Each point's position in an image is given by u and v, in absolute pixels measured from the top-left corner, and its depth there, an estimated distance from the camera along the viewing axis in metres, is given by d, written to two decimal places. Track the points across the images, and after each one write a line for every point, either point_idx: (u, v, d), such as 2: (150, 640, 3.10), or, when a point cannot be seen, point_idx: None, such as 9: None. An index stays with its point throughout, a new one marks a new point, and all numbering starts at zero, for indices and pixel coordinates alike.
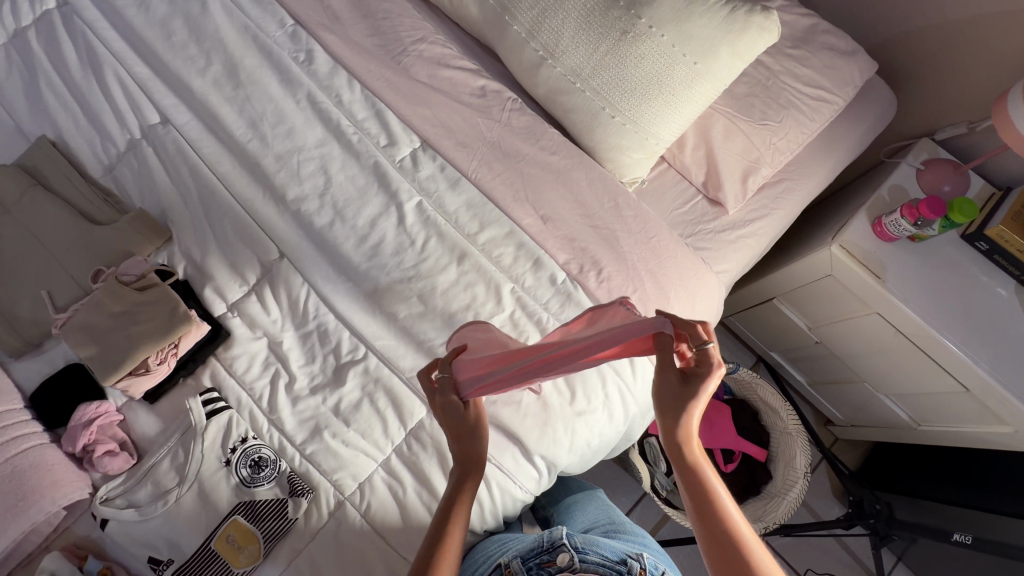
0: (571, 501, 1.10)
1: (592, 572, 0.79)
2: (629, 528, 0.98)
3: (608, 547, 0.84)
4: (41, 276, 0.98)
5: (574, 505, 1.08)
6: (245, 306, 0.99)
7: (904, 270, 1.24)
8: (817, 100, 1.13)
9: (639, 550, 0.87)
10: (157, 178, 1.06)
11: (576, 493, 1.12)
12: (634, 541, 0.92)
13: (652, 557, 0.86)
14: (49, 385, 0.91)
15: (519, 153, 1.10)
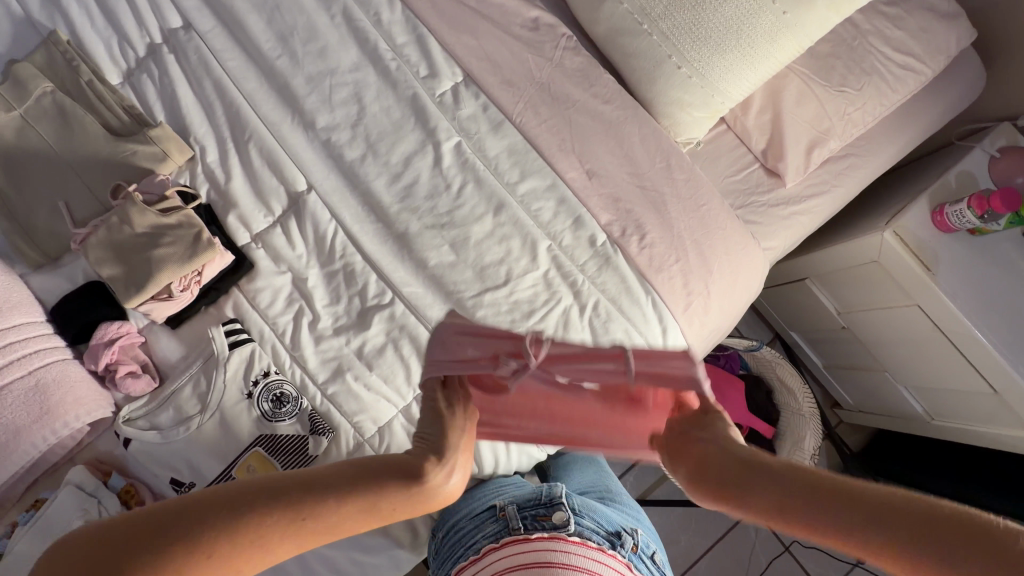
0: (571, 460, 1.07)
1: (585, 536, 0.74)
2: (621, 497, 0.94)
3: (604, 516, 0.80)
4: (58, 186, 0.93)
5: (573, 466, 1.05)
6: (270, 238, 0.94)
7: (957, 264, 1.17)
8: (905, 68, 1.02)
9: (633, 525, 0.83)
10: (178, 90, 0.99)
11: (573, 455, 1.08)
12: (628, 514, 0.89)
13: (646, 535, 0.83)
14: (70, 300, 0.89)
15: (570, 99, 1.01)
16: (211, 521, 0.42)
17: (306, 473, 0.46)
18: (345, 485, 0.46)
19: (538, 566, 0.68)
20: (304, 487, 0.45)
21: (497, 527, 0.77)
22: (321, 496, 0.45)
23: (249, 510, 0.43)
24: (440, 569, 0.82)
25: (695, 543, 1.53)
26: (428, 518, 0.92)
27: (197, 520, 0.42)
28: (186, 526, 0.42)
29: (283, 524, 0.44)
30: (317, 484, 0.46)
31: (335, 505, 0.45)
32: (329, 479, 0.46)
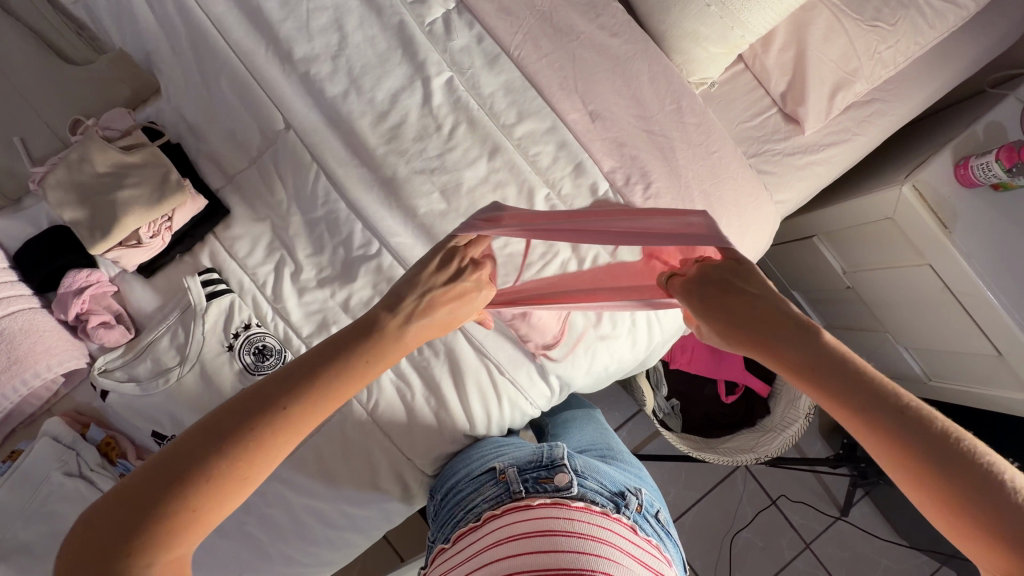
0: (570, 418, 1.06)
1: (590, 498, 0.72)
2: (622, 455, 0.93)
3: (608, 477, 0.78)
4: (11, 119, 0.85)
5: (571, 426, 1.03)
6: (246, 182, 0.88)
7: (976, 221, 1.11)
8: (946, 1, 0.91)
9: (636, 485, 0.82)
10: (138, 12, 0.89)
11: (573, 414, 1.07)
12: (631, 471, 0.88)
13: (649, 494, 0.81)
14: (34, 245, 0.83)
15: (573, 30, 0.92)
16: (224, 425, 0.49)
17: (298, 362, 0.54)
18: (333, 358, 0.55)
19: (539, 532, 0.64)
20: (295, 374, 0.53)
21: (497, 490, 0.75)
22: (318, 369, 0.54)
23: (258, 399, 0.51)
24: (439, 534, 0.80)
25: (684, 496, 1.56)
26: (419, 473, 0.91)
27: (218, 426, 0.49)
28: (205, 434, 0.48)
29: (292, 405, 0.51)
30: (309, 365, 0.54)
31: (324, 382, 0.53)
32: (318, 362, 0.54)
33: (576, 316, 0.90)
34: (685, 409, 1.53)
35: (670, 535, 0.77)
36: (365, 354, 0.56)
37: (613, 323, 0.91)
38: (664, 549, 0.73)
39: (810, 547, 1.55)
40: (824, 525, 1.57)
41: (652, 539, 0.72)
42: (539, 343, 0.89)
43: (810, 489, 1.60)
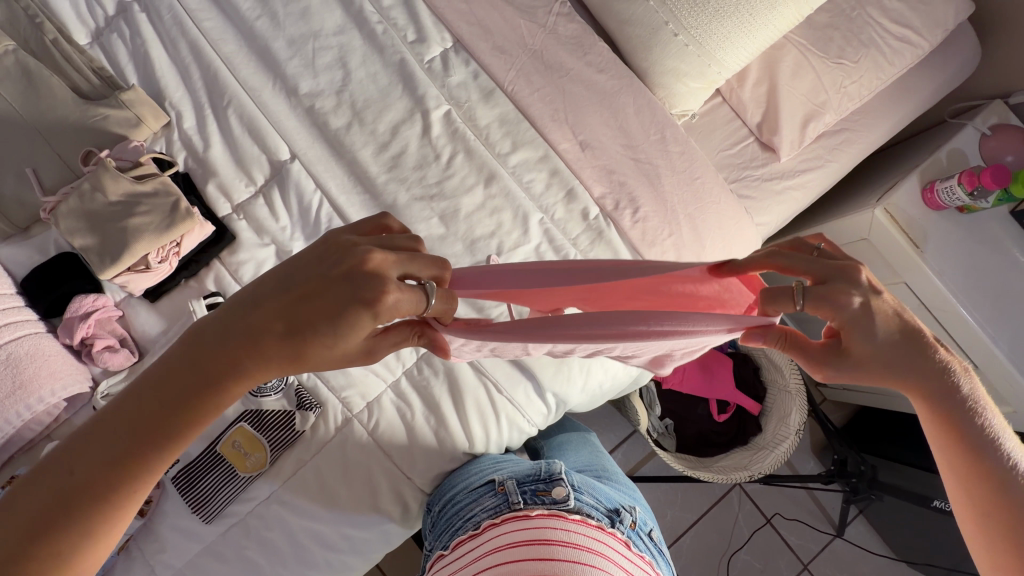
0: (565, 441, 1.07)
1: (586, 512, 0.73)
2: (614, 475, 0.94)
3: (603, 493, 0.80)
4: (23, 152, 0.88)
5: (567, 448, 1.04)
6: (252, 209, 0.91)
7: (944, 241, 1.18)
8: (902, 41, 1.00)
9: (631, 502, 0.83)
10: (152, 51, 0.94)
11: (569, 437, 1.09)
12: (624, 489, 0.89)
13: (642, 511, 0.83)
14: (42, 270, 0.85)
15: (562, 67, 0.98)
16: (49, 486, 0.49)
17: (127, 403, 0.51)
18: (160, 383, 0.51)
19: (538, 541, 0.66)
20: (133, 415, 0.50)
21: (497, 501, 0.76)
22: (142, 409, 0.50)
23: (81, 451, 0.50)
24: (437, 543, 0.81)
25: (681, 518, 1.56)
26: (419, 493, 0.92)
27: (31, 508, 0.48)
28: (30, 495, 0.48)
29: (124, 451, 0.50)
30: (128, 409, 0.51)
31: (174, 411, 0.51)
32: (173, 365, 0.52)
33: None
34: (679, 429, 1.55)
35: (663, 553, 0.79)
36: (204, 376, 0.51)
37: None
38: (657, 565, 0.75)
39: (808, 567, 1.56)
40: (820, 544, 1.58)
41: (645, 556, 0.74)
42: (536, 361, 0.92)
43: (805, 507, 1.61)
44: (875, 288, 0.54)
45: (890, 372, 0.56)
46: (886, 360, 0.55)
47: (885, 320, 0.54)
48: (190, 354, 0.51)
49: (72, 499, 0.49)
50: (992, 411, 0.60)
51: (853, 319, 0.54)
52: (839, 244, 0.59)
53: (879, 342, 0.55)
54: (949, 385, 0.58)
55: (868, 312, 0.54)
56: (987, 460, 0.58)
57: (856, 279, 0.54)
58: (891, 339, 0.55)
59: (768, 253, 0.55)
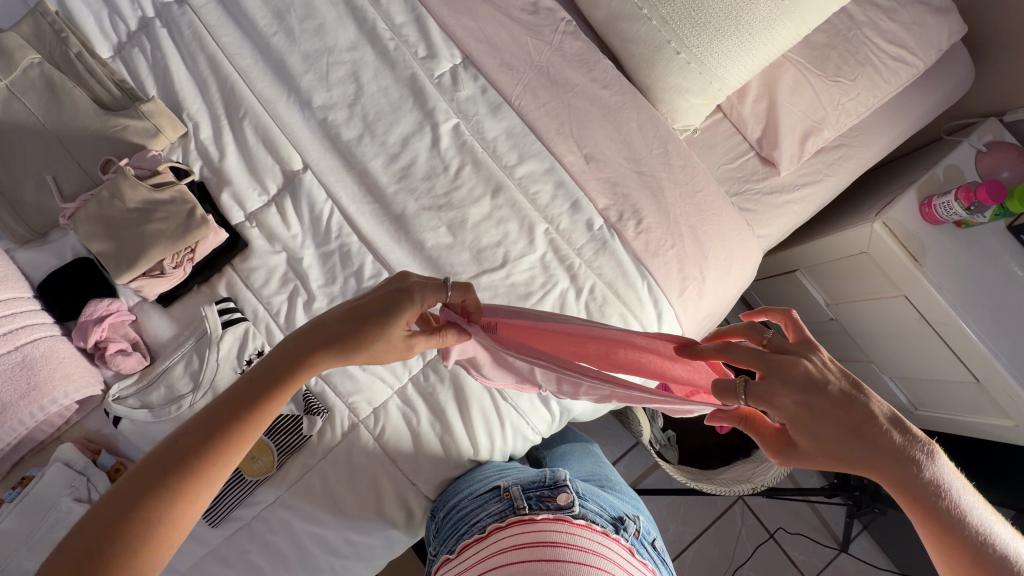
0: (568, 451, 1.08)
1: (591, 519, 0.74)
2: (618, 485, 0.95)
3: (607, 501, 0.80)
4: (45, 161, 0.91)
5: (571, 460, 1.04)
6: (265, 217, 0.93)
7: (943, 255, 1.20)
8: (897, 61, 1.03)
9: (635, 512, 0.83)
10: (171, 64, 0.97)
11: (573, 448, 1.08)
12: (627, 499, 0.89)
13: (646, 521, 0.83)
14: (59, 275, 0.87)
15: (567, 83, 1.01)
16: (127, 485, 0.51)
17: (200, 414, 0.55)
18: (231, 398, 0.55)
19: (543, 544, 0.67)
20: (206, 424, 0.54)
21: (502, 506, 0.77)
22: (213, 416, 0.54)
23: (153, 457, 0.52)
24: (441, 548, 0.81)
25: (683, 532, 1.55)
26: (423, 500, 0.92)
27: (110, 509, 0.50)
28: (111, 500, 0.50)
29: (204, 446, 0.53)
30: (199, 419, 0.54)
31: (246, 414, 0.54)
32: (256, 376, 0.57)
33: None
34: (680, 441, 1.56)
35: (666, 562, 0.79)
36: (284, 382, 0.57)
37: None
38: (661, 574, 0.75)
39: None
40: (824, 560, 1.56)
41: (649, 564, 0.74)
42: None
43: (808, 522, 1.60)
44: (816, 381, 0.56)
45: (841, 460, 0.56)
46: (832, 449, 0.56)
47: (824, 414, 0.56)
48: (279, 355, 0.57)
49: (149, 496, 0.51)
50: (965, 489, 0.56)
51: (793, 415, 0.57)
52: (801, 323, 0.63)
53: (817, 437, 0.57)
54: (915, 476, 0.55)
55: (804, 413, 0.56)
56: (976, 551, 0.53)
57: (795, 378, 0.56)
58: (836, 429, 0.56)
59: (724, 347, 0.60)
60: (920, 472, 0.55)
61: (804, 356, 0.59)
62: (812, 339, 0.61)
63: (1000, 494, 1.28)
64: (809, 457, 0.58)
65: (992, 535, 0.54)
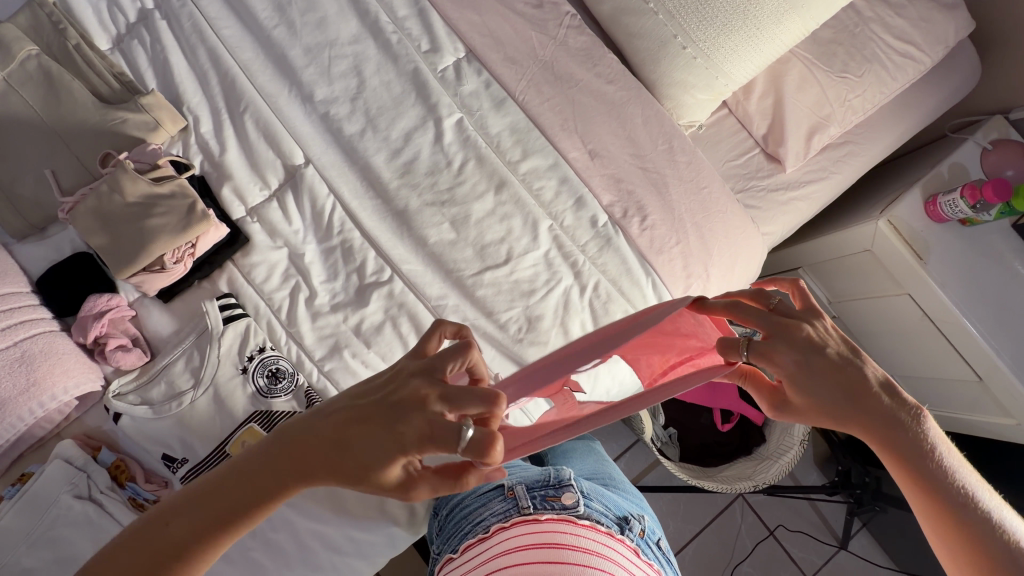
0: (570, 449, 1.08)
1: (595, 520, 0.73)
2: (622, 484, 0.94)
3: (612, 500, 0.79)
4: (43, 154, 0.89)
5: (574, 458, 1.04)
6: (266, 212, 0.92)
7: (947, 253, 1.19)
8: (904, 57, 1.03)
9: (639, 511, 0.82)
10: (171, 57, 0.95)
11: (575, 446, 1.08)
12: (631, 498, 0.89)
13: (650, 521, 0.82)
14: (57, 270, 0.86)
15: (571, 78, 1.00)
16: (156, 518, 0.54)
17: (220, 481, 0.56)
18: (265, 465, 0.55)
19: (547, 545, 0.67)
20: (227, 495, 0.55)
21: (506, 506, 0.75)
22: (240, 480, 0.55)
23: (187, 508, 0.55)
24: (445, 546, 0.81)
25: (684, 529, 1.55)
26: (425, 497, 0.92)
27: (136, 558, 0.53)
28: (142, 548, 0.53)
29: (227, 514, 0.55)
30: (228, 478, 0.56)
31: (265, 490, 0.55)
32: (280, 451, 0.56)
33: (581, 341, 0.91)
34: (682, 438, 1.56)
35: (671, 562, 0.78)
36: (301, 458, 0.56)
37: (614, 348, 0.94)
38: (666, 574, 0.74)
39: None
40: (824, 557, 1.57)
41: (654, 565, 0.74)
42: None
43: (809, 519, 1.60)
44: (816, 345, 0.58)
45: (830, 415, 0.58)
46: (822, 404, 0.57)
47: (821, 371, 0.57)
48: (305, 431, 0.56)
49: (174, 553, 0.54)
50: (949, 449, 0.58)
51: (790, 373, 0.58)
52: (809, 291, 0.63)
53: (816, 392, 0.57)
54: (901, 432, 0.57)
55: (802, 372, 0.57)
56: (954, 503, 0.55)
57: (796, 339, 0.57)
58: (827, 385, 0.57)
59: (734, 305, 0.60)
60: (907, 430, 0.57)
61: (806, 321, 0.59)
62: (818, 306, 0.61)
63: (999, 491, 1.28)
64: (806, 414, 0.59)
65: (978, 499, 0.56)
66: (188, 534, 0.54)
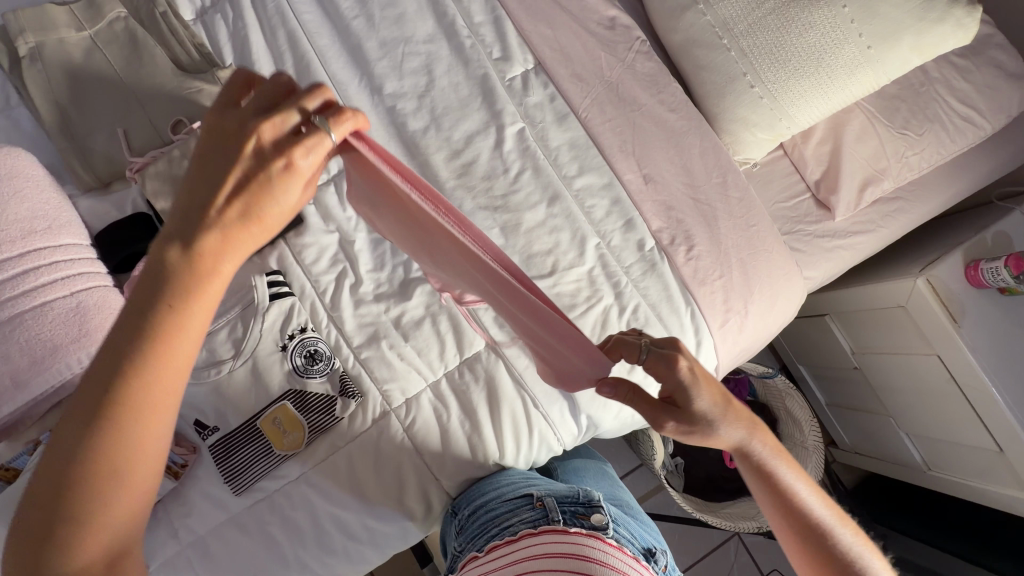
0: (582, 466, 1.08)
1: (622, 544, 0.73)
2: (636, 511, 0.95)
3: (636, 531, 0.80)
4: (118, 113, 0.91)
5: (589, 478, 1.04)
6: (323, 196, 0.95)
7: (983, 319, 1.19)
8: (966, 121, 1.03)
9: (661, 546, 0.83)
10: (250, 34, 0.97)
11: (590, 465, 1.09)
12: (650, 530, 0.90)
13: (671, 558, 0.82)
14: (118, 227, 0.88)
15: (635, 101, 1.01)
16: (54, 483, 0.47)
17: (112, 333, 0.48)
18: (127, 335, 0.47)
19: (577, 557, 0.66)
20: (113, 350, 0.47)
21: (536, 514, 0.76)
22: (107, 373, 0.46)
23: (89, 431, 0.46)
24: (468, 544, 0.81)
25: (678, 559, 1.54)
26: (443, 495, 0.92)
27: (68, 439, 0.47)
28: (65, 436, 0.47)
29: (129, 377, 0.47)
30: (83, 404, 0.47)
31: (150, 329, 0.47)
32: (137, 299, 0.47)
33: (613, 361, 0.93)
34: (687, 469, 1.56)
35: None
36: (169, 298, 0.47)
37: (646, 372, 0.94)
38: None
39: None
40: None
41: None
42: None
43: None
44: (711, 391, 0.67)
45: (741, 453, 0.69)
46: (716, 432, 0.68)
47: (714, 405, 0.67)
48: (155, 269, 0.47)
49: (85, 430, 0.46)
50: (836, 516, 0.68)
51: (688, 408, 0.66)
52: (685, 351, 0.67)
53: (790, 488, 0.68)
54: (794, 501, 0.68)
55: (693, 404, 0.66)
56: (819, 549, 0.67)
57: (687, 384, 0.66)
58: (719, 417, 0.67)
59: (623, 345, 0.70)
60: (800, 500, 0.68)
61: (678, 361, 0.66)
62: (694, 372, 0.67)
63: (995, 563, 1.29)
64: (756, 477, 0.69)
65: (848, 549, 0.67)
66: (110, 387, 0.46)
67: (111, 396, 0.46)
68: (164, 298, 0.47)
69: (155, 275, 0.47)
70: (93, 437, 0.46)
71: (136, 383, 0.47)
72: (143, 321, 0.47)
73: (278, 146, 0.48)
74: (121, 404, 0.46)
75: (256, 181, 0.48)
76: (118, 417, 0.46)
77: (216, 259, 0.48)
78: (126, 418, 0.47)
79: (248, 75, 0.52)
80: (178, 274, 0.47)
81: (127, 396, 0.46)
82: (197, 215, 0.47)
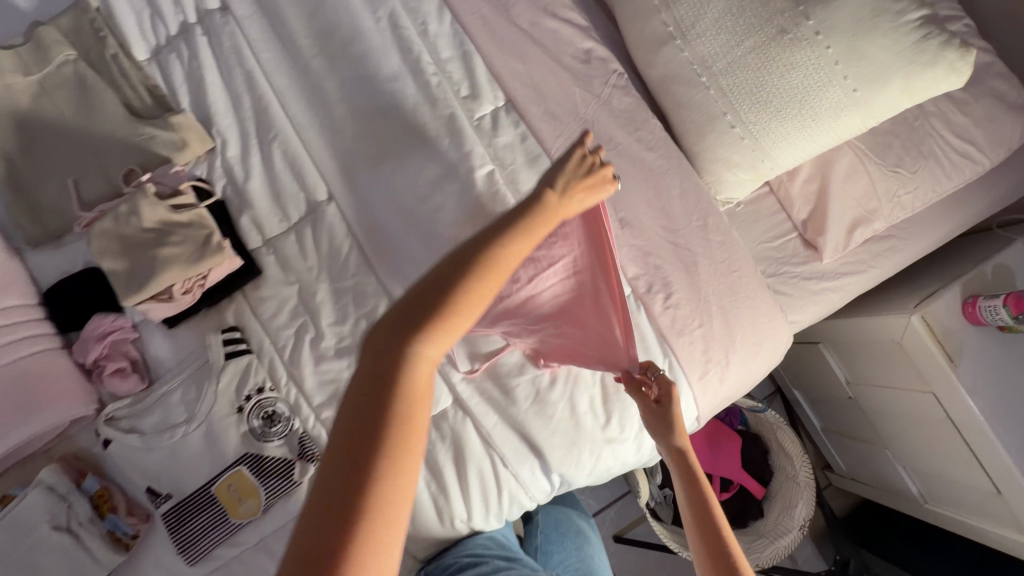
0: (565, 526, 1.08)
1: None
2: None
3: None
4: (68, 163, 0.88)
5: (568, 545, 1.05)
6: (283, 246, 0.91)
7: (981, 359, 1.14)
8: (963, 157, 0.97)
9: None
10: (206, 75, 0.93)
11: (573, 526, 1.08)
12: None
13: None
14: (66, 285, 0.84)
15: (611, 140, 0.96)
16: (314, 518, 0.45)
17: (338, 420, 0.48)
18: (342, 456, 0.46)
19: None
20: (359, 441, 0.46)
21: None
22: (353, 463, 0.46)
23: (332, 543, 0.43)
24: None
25: None
26: (409, 557, 0.89)
27: (299, 534, 0.45)
28: (302, 537, 0.44)
29: (362, 469, 0.45)
30: (361, 398, 0.48)
31: (363, 430, 0.46)
32: (358, 398, 0.48)
33: (586, 417, 0.89)
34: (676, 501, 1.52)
35: None
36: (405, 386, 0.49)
37: (621, 428, 0.90)
38: None
39: None
40: None
41: None
42: (545, 439, 0.88)
43: None
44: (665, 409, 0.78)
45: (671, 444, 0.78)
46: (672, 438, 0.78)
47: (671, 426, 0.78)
48: (373, 362, 0.49)
49: (312, 560, 0.43)
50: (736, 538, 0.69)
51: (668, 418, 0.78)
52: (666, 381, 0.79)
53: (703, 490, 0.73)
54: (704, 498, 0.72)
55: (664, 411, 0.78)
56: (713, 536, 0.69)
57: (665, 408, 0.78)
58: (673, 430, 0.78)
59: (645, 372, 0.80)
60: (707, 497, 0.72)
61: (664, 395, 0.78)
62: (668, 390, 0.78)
63: None
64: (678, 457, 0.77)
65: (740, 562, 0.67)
66: (335, 487, 0.45)
67: (335, 506, 0.45)
68: (407, 335, 0.50)
69: (376, 373, 0.49)
70: (338, 545, 0.43)
71: (364, 466, 0.45)
72: (364, 443, 0.46)
73: (563, 184, 0.63)
74: (342, 500, 0.45)
75: (548, 211, 0.61)
76: (355, 547, 0.44)
77: (502, 258, 0.56)
78: (348, 524, 0.44)
79: (586, 138, 0.66)
80: (400, 392, 0.48)
81: (362, 507, 0.45)
82: (444, 283, 0.53)
